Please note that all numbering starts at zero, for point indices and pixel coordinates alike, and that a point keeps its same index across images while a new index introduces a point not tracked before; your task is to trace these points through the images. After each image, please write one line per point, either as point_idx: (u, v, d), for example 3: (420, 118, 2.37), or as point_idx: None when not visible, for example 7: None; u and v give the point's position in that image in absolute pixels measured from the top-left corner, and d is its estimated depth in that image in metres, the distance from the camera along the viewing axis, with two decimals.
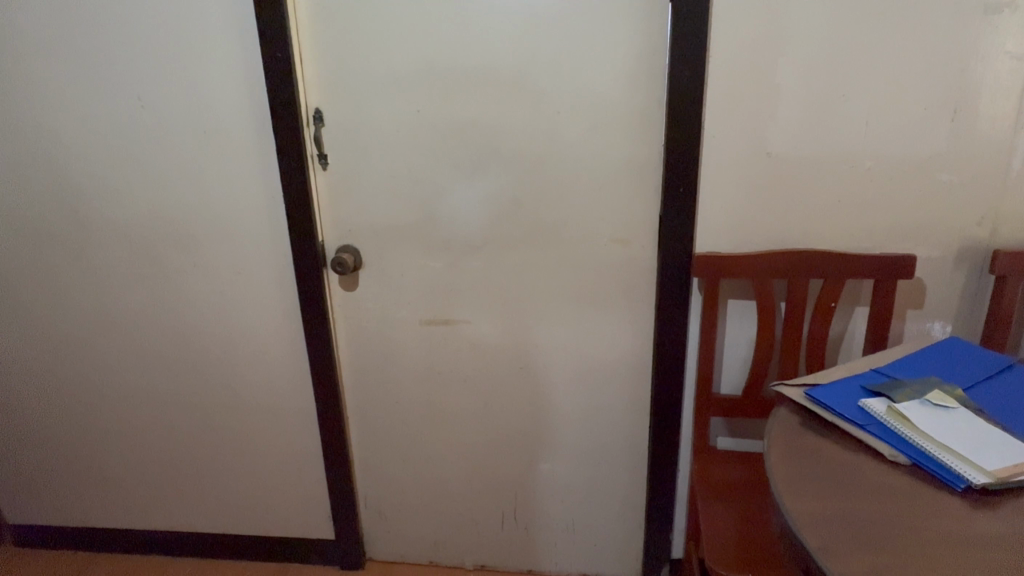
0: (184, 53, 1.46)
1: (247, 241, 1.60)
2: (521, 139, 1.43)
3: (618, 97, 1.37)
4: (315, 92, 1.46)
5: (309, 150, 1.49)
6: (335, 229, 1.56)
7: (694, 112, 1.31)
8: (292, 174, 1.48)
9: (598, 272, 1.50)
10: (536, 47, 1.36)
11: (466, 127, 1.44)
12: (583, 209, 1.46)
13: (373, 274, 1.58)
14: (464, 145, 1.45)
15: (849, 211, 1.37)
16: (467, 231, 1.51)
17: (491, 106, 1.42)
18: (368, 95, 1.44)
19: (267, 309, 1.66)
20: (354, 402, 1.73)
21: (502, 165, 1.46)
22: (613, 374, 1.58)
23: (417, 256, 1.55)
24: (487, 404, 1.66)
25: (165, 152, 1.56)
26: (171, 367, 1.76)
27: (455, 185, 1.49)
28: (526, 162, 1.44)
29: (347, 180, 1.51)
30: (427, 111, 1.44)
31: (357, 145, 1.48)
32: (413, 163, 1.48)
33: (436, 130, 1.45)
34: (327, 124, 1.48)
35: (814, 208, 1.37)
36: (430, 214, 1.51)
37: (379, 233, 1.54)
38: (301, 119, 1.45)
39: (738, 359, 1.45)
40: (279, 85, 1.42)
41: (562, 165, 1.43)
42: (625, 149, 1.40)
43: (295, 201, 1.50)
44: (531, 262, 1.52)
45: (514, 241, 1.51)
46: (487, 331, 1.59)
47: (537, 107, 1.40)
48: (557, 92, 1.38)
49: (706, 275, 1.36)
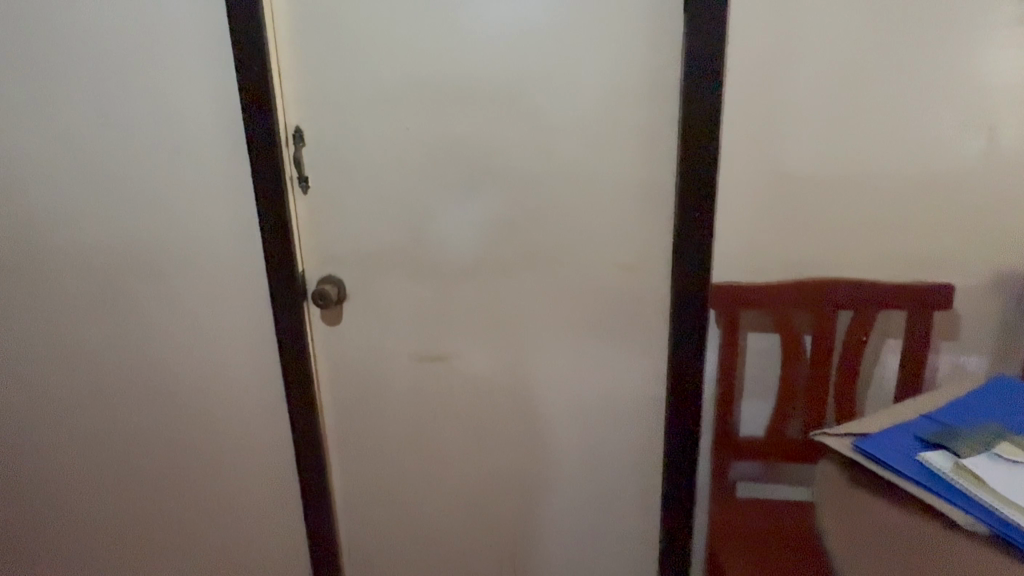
0: (153, 65, 1.33)
1: (220, 270, 1.45)
2: (522, 158, 1.31)
3: (626, 113, 1.26)
4: (294, 109, 1.33)
5: (287, 172, 1.36)
6: (315, 257, 1.42)
7: (711, 128, 1.20)
8: (269, 197, 1.35)
9: (605, 302, 1.38)
10: (536, 59, 1.25)
11: (461, 147, 1.32)
12: (588, 234, 1.34)
13: (356, 307, 1.44)
14: (458, 165, 1.33)
15: (879, 238, 1.25)
16: (461, 259, 1.38)
17: (489, 123, 1.30)
18: (351, 111, 1.32)
19: (241, 344, 1.51)
20: (336, 444, 1.58)
21: (501, 185, 1.33)
22: (622, 414, 1.44)
23: (405, 286, 1.41)
24: (482, 444, 1.52)
25: (131, 172, 1.41)
26: (135, 407, 1.60)
27: (448, 210, 1.36)
28: (527, 181, 1.32)
29: (328, 203, 1.38)
30: (417, 129, 1.32)
31: (340, 165, 1.35)
32: (400, 185, 1.35)
33: (427, 150, 1.33)
34: (307, 144, 1.35)
35: (840, 232, 1.25)
36: (419, 241, 1.38)
37: (363, 261, 1.41)
38: (279, 138, 1.32)
39: (760, 397, 1.33)
40: (254, 100, 1.29)
41: (566, 186, 1.31)
42: (634, 168, 1.29)
43: (272, 228, 1.37)
44: (532, 292, 1.39)
45: (513, 269, 1.37)
46: (482, 367, 1.45)
47: (541, 123, 1.28)
48: (561, 107, 1.27)
49: (724, 305, 1.24)
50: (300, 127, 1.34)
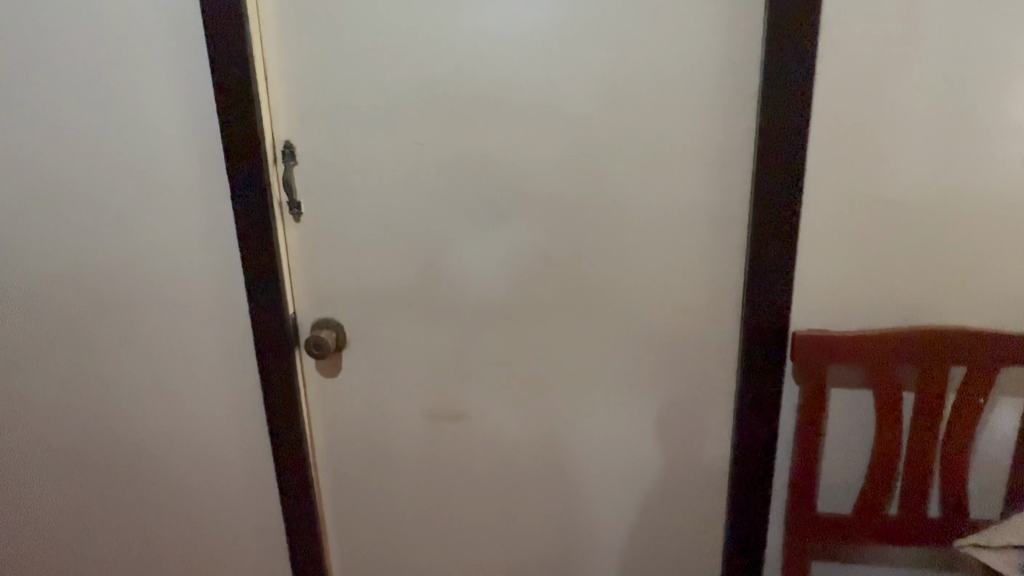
0: (115, 72, 1.11)
1: (195, 315, 1.22)
2: (559, 183, 1.09)
3: (686, 130, 1.04)
4: (285, 121, 1.11)
5: (277, 198, 1.13)
6: (309, 298, 1.19)
7: (794, 147, 0.98)
8: (253, 228, 1.11)
9: (656, 353, 1.15)
10: (576, 66, 1.03)
11: (485, 169, 1.09)
12: (638, 272, 1.12)
13: (358, 356, 1.21)
14: (480, 191, 1.10)
15: (1007, 286, 1.01)
16: (484, 303, 1.15)
17: (519, 142, 1.08)
18: (353, 124, 1.09)
19: (219, 402, 1.27)
20: (335, 514, 1.34)
21: (533, 216, 1.11)
22: (676, 481, 1.22)
23: (416, 334, 1.18)
24: (508, 516, 1.29)
25: (91, 203, 1.19)
26: (100, 473, 1.36)
27: (468, 244, 1.13)
28: (565, 212, 1.10)
29: (325, 233, 1.15)
30: (433, 146, 1.09)
31: (339, 189, 1.12)
32: (412, 213, 1.12)
33: (445, 171, 1.10)
34: (301, 163, 1.12)
35: (957, 272, 1.01)
36: (435, 279, 1.15)
37: (368, 302, 1.17)
38: (266, 156, 1.09)
39: (847, 466, 1.11)
40: (234, 112, 1.06)
41: (611, 217, 1.09)
42: (694, 195, 1.07)
43: (257, 265, 1.13)
44: (569, 341, 1.16)
45: (546, 314, 1.15)
46: (509, 426, 1.22)
47: (582, 142, 1.06)
48: (607, 124, 1.05)
49: (810, 359, 1.03)
50: (291, 143, 1.11)
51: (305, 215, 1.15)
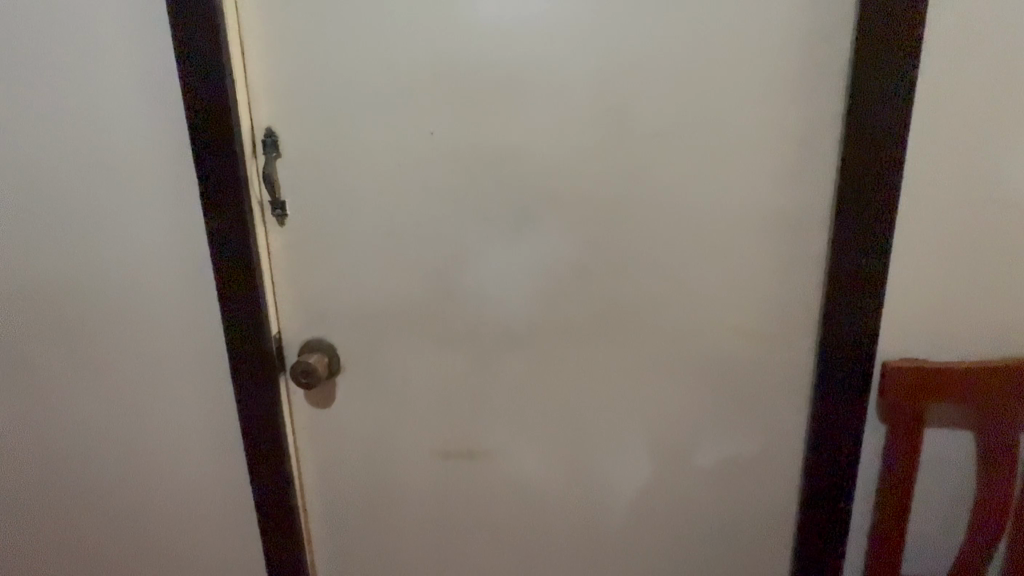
0: (49, 42, 0.89)
1: (155, 341, 1.01)
2: (597, 184, 0.90)
3: (755, 120, 0.85)
4: (266, 104, 0.92)
5: (256, 197, 0.93)
6: (297, 316, 1.00)
7: (894, 138, 0.79)
8: (228, 234, 0.91)
9: (710, 385, 0.97)
10: (620, 43, 0.84)
11: (509, 166, 0.91)
12: (691, 287, 0.93)
13: (356, 384, 1.02)
14: (503, 192, 0.92)
15: None
16: (505, 326, 0.97)
17: (550, 134, 0.89)
18: (349, 109, 0.90)
19: (187, 442, 1.07)
20: (328, 563, 1.15)
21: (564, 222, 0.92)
22: (728, 531, 1.04)
23: (425, 359, 1.00)
24: (530, 567, 1.11)
25: (27, 214, 0.97)
26: (45, 521, 1.15)
27: (487, 255, 0.94)
28: (604, 219, 0.91)
29: (315, 239, 0.96)
30: (446, 137, 0.90)
31: (333, 186, 0.94)
32: (420, 216, 0.94)
33: (461, 168, 0.91)
34: (285, 155, 0.93)
35: None
36: (447, 296, 0.96)
37: (367, 321, 0.99)
38: (243, 146, 0.90)
39: (940, 520, 0.93)
40: (201, 93, 0.86)
41: (660, 224, 0.91)
42: (762, 198, 0.88)
43: (234, 278, 0.93)
44: (605, 370, 0.98)
45: (579, 339, 0.97)
46: (532, 466, 1.04)
47: (627, 135, 0.88)
48: (658, 112, 0.86)
49: (904, 395, 0.85)
50: (274, 131, 0.92)
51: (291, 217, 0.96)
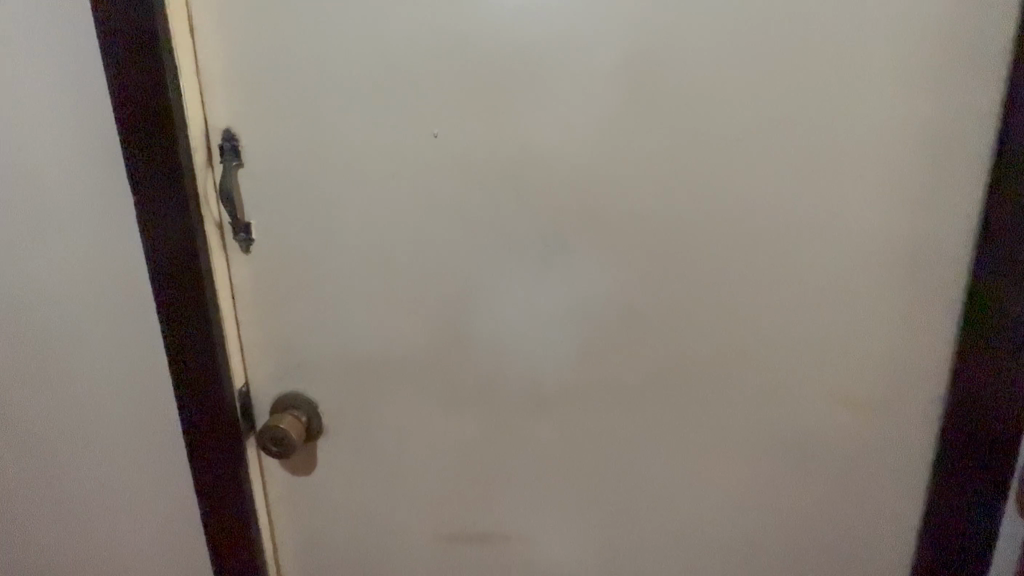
0: None
1: (88, 401, 0.80)
2: (654, 202, 0.68)
3: (875, 124, 0.63)
4: (222, 98, 0.70)
5: (212, 219, 0.73)
6: (267, 366, 0.79)
7: None
8: (173, 267, 0.70)
9: (791, 456, 0.76)
10: (692, 14, 0.62)
11: (536, 179, 0.69)
12: (774, 342, 0.71)
13: (341, 450, 0.82)
14: (529, 213, 0.70)
15: None
16: (530, 381, 0.76)
17: (593, 137, 0.67)
18: (329, 106, 0.69)
19: (135, 518, 0.87)
20: None
21: (609, 253, 0.70)
22: None
23: (428, 420, 0.79)
24: None
25: None
26: None
27: (507, 292, 0.73)
28: (662, 248, 0.70)
29: (287, 271, 0.75)
30: (454, 141, 0.69)
31: (308, 204, 0.73)
32: (421, 242, 0.73)
33: (474, 181, 0.70)
34: (248, 165, 0.72)
35: None
36: (456, 343, 0.76)
37: (354, 375, 0.78)
38: (191, 153, 0.69)
39: None
40: (132, 86, 0.64)
41: (736, 256, 0.69)
42: (876, 227, 0.66)
43: (183, 323, 0.72)
44: (658, 437, 0.77)
45: (624, 400, 0.76)
46: (561, 552, 0.84)
47: (698, 139, 0.65)
48: (742, 109, 0.64)
49: None
50: (233, 132, 0.71)
51: (257, 242, 0.75)
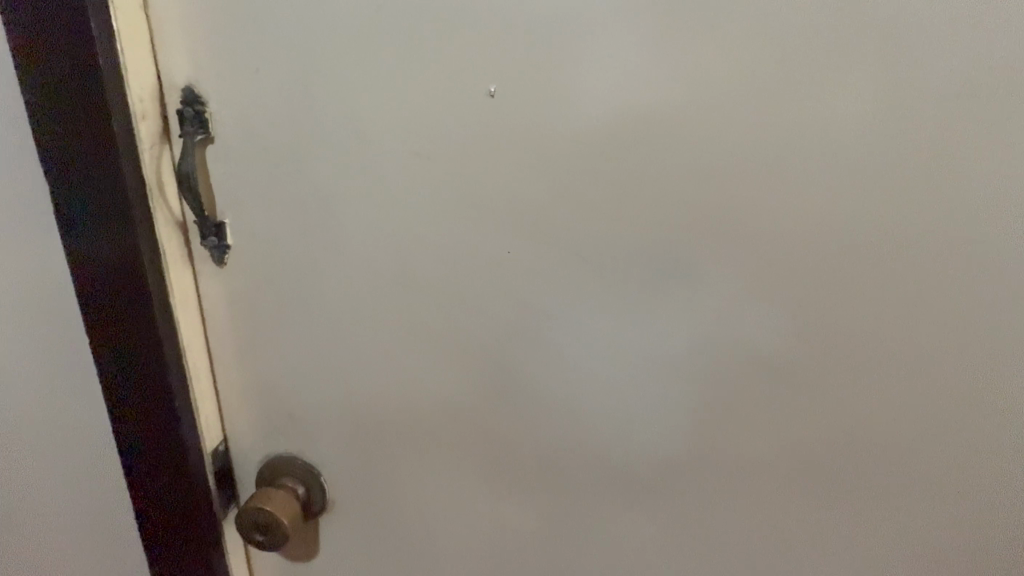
0: None
1: (39, 456, 0.62)
2: (829, 201, 0.44)
3: None
4: (180, 42, 0.47)
5: (171, 217, 0.51)
6: (253, 418, 0.58)
7: None
8: (114, 287, 0.49)
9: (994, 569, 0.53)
10: None
11: (645, 163, 0.45)
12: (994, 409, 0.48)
13: (356, 525, 0.62)
14: (626, 218, 0.46)
15: None
16: (616, 454, 0.54)
17: (740, 98, 0.42)
18: (333, 53, 0.46)
19: None
20: None
21: (750, 279, 0.46)
22: None
23: (470, 497, 0.58)
24: None
25: None
26: None
27: (589, 331, 0.50)
28: (831, 278, 0.45)
29: (278, 292, 0.54)
30: (518, 104, 0.45)
31: (306, 198, 0.51)
32: (463, 258, 0.50)
33: (548, 167, 0.46)
34: (221, 143, 0.50)
35: None
36: (512, 397, 0.53)
37: (372, 435, 0.57)
38: (134, 119, 0.47)
39: None
40: (45, 15, 0.43)
41: (942, 289, 0.45)
42: None
43: (129, 364, 0.51)
44: (800, 537, 0.54)
45: (755, 486, 0.53)
46: None
47: (914, 102, 0.41)
48: (991, 52, 0.39)
49: None
50: (196, 90, 0.49)
51: (234, 249, 0.53)
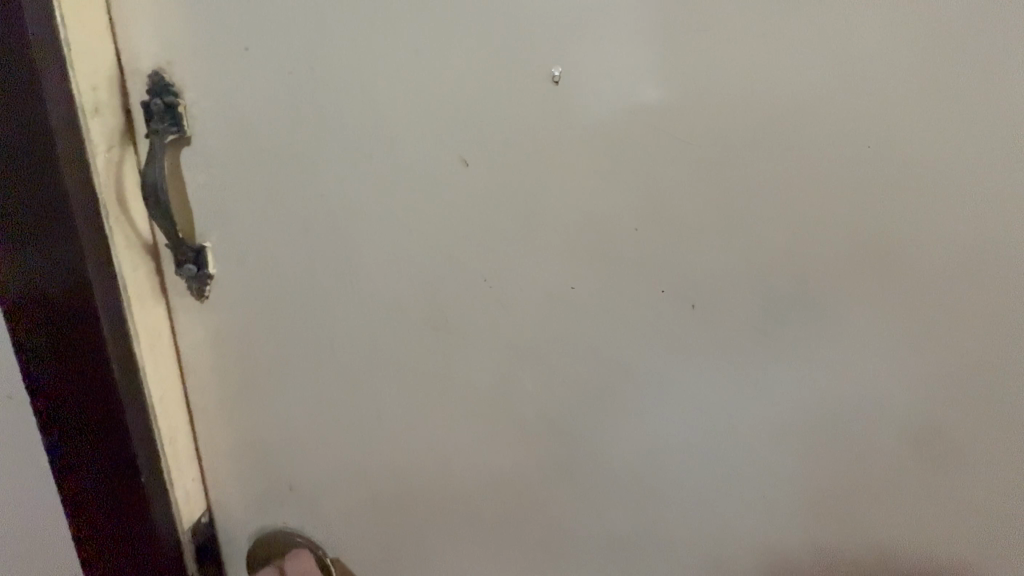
0: None
1: None
2: (1007, 236, 0.33)
3: None
4: (144, 20, 0.37)
5: (139, 241, 0.40)
6: (243, 485, 0.47)
7: None
8: (62, 334, 0.38)
9: None
10: None
11: (757, 171, 0.34)
12: None
13: None
14: (727, 243, 0.36)
15: None
16: (700, 536, 0.43)
17: (893, 90, 0.32)
18: (347, 39, 0.36)
19: None
20: None
21: (900, 323, 0.35)
22: None
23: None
24: None
25: None
26: None
27: (671, 384, 0.40)
28: (1014, 320, 0.34)
29: (273, 331, 0.43)
30: (589, 94, 0.35)
31: (313, 214, 0.40)
32: (510, 289, 0.40)
33: (626, 173, 0.36)
34: (197, 150, 0.39)
35: None
36: (569, 459, 0.43)
37: (389, 504, 0.47)
38: (83, 114, 0.36)
39: None
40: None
41: None
42: None
43: (82, 428, 0.40)
44: None
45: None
46: None
47: None
48: None
49: None
50: (165, 77, 0.38)
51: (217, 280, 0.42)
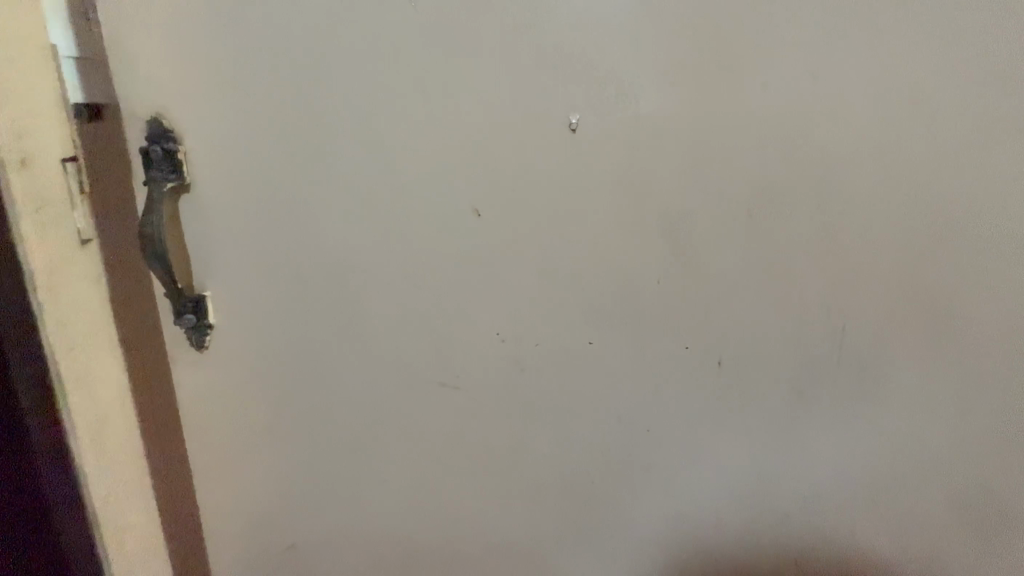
0: None
1: None
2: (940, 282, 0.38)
3: None
4: (140, 69, 0.34)
5: (71, 306, 0.33)
6: (237, 547, 0.45)
7: None
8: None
9: None
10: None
11: (757, 209, 0.36)
12: None
13: None
14: (735, 278, 0.38)
15: None
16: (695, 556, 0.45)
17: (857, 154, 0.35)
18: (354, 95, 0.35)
19: None
20: None
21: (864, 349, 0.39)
22: None
23: None
24: None
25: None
26: None
27: (686, 416, 0.41)
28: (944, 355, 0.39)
29: (277, 386, 0.41)
30: (607, 142, 0.35)
31: (319, 265, 0.38)
32: (519, 340, 0.39)
33: (632, 219, 0.37)
34: (197, 201, 0.37)
35: None
36: (575, 501, 0.43)
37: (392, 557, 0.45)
38: (7, 163, 0.29)
39: None
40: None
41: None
42: None
43: (15, 567, 0.31)
44: None
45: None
46: None
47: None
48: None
49: None
50: (165, 124, 0.35)
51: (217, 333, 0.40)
